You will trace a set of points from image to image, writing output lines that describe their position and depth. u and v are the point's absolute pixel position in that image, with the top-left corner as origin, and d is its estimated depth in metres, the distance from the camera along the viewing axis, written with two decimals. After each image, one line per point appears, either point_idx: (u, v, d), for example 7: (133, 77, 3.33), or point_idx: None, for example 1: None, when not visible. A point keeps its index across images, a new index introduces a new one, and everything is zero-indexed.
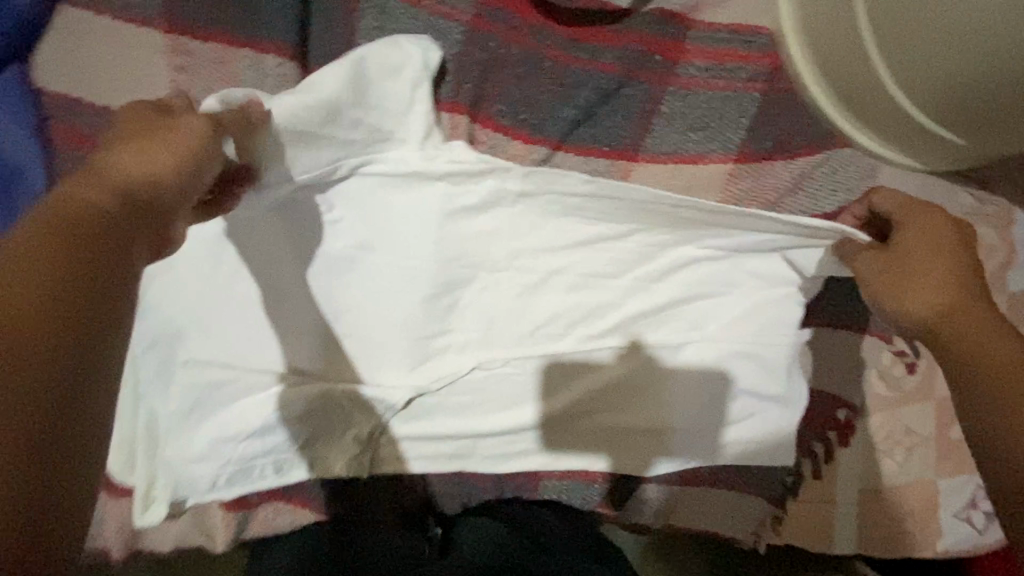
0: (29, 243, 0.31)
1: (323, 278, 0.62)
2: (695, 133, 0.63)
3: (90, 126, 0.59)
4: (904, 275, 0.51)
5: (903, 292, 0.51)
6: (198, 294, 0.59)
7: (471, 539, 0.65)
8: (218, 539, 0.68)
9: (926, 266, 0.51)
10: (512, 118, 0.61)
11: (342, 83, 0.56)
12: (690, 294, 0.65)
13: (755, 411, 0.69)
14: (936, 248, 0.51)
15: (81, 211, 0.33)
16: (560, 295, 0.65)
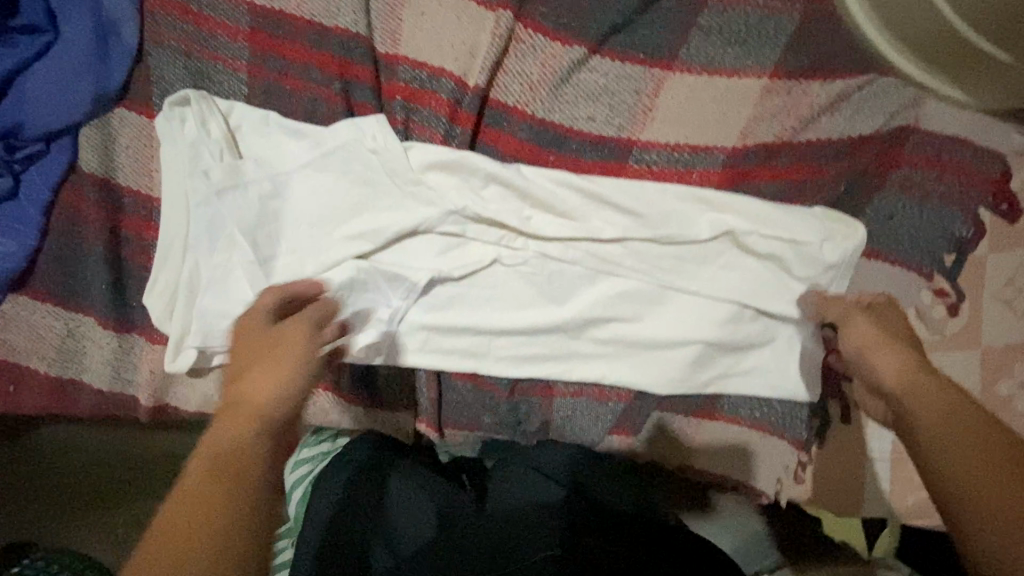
0: (185, 520, 0.37)
1: (358, 173, 0.63)
2: (732, 48, 0.65)
3: None
4: (882, 347, 0.53)
5: (876, 366, 0.52)
6: (251, 156, 0.62)
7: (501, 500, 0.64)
8: None
9: (896, 343, 0.53)
10: (554, 21, 0.63)
11: (324, 176, 0.63)
12: (715, 208, 0.65)
13: (779, 330, 0.68)
14: (881, 337, 0.54)
15: (210, 467, 0.39)
16: (584, 220, 0.65)
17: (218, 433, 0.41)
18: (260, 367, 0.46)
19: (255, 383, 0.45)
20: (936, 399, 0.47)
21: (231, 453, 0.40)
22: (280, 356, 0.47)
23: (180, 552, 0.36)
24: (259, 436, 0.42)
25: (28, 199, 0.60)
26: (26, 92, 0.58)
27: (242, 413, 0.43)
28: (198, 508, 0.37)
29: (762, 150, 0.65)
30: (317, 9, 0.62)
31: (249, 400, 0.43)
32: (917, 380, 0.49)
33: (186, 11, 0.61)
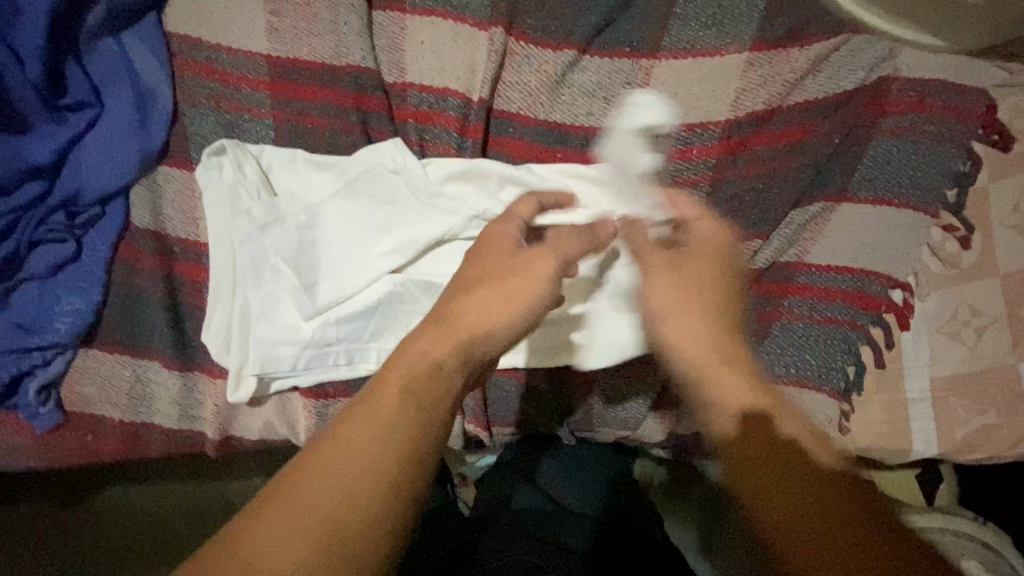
0: (397, 429, 0.40)
1: (386, 192, 0.68)
2: (709, 30, 0.70)
3: (202, 58, 0.68)
4: (685, 311, 0.58)
5: (668, 335, 0.58)
6: (287, 193, 0.68)
7: (522, 497, 0.76)
8: (302, 431, 0.71)
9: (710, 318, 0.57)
10: (542, 30, 0.69)
11: (354, 199, 0.67)
12: (718, 179, 0.70)
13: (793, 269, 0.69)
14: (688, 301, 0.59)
15: (423, 377, 0.43)
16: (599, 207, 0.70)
17: (427, 344, 0.46)
18: (493, 294, 0.50)
19: (471, 306, 0.49)
20: (816, 442, 0.49)
21: (433, 371, 0.44)
22: (511, 289, 0.51)
23: (391, 455, 0.39)
24: (451, 354, 0.46)
25: (90, 258, 0.65)
26: (77, 161, 0.64)
27: (452, 334, 0.47)
28: (403, 424, 0.40)
29: (754, 119, 0.69)
30: (328, 53, 0.68)
31: (470, 322, 0.48)
32: (700, 352, 0.56)
33: (214, 72, 0.68)
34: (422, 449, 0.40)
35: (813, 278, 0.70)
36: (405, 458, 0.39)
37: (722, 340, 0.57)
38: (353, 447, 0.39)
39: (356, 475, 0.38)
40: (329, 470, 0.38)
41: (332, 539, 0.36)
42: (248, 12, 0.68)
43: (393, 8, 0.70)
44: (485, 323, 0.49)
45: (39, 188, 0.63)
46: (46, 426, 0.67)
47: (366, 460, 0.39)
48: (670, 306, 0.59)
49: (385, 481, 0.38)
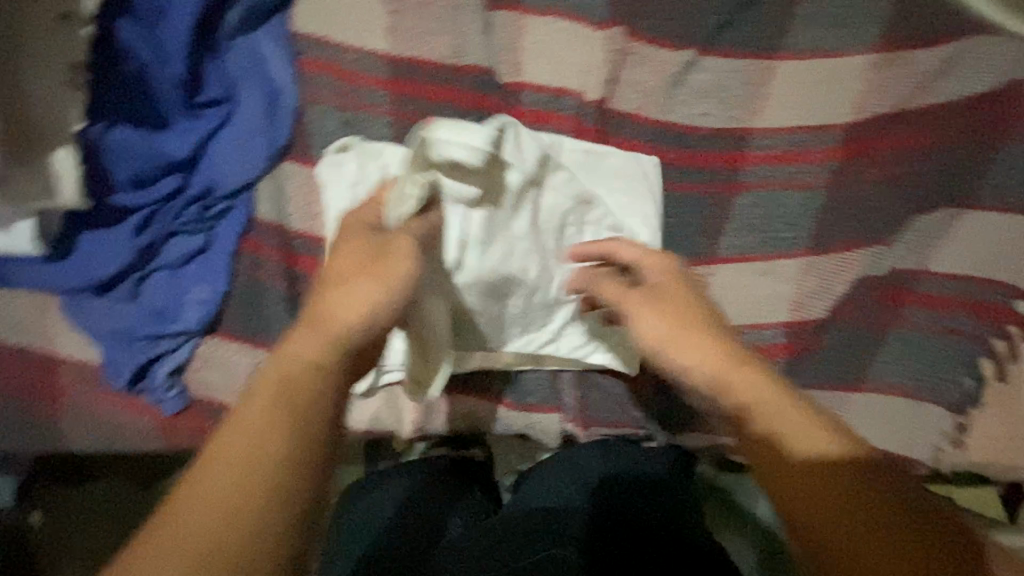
0: (280, 427, 0.36)
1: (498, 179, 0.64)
2: (832, 31, 0.68)
3: (324, 56, 0.68)
4: (678, 329, 0.50)
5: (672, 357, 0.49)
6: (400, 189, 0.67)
7: (538, 495, 0.62)
8: (408, 422, 0.75)
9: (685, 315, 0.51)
10: (660, 31, 0.68)
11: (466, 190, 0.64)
12: (833, 183, 0.69)
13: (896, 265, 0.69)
14: (672, 311, 0.51)
15: (302, 379, 0.39)
16: (711, 209, 0.70)
17: (297, 344, 0.42)
18: (368, 282, 0.46)
19: (352, 301, 0.45)
20: (804, 427, 0.41)
21: (305, 364, 0.40)
22: (386, 273, 0.48)
23: (259, 451, 0.35)
24: (331, 348, 0.42)
25: (219, 251, 0.68)
26: (211, 157, 0.66)
27: (323, 329, 0.43)
28: (280, 418, 0.37)
29: (876, 122, 0.68)
30: (447, 53, 0.69)
31: (339, 313, 0.45)
32: (721, 373, 0.46)
33: (335, 70, 0.69)
34: (316, 439, 0.37)
35: (933, 286, 0.69)
36: (287, 457, 0.35)
37: (737, 353, 0.47)
38: (224, 465, 0.35)
39: (231, 477, 0.34)
40: (203, 477, 0.34)
41: (214, 548, 0.32)
42: (368, 12, 0.69)
43: (510, 6, 0.69)
44: (355, 308, 0.45)
45: (175, 183, 0.65)
46: (171, 410, 0.70)
47: (241, 468, 0.35)
48: (669, 327, 0.50)
49: (268, 480, 0.34)
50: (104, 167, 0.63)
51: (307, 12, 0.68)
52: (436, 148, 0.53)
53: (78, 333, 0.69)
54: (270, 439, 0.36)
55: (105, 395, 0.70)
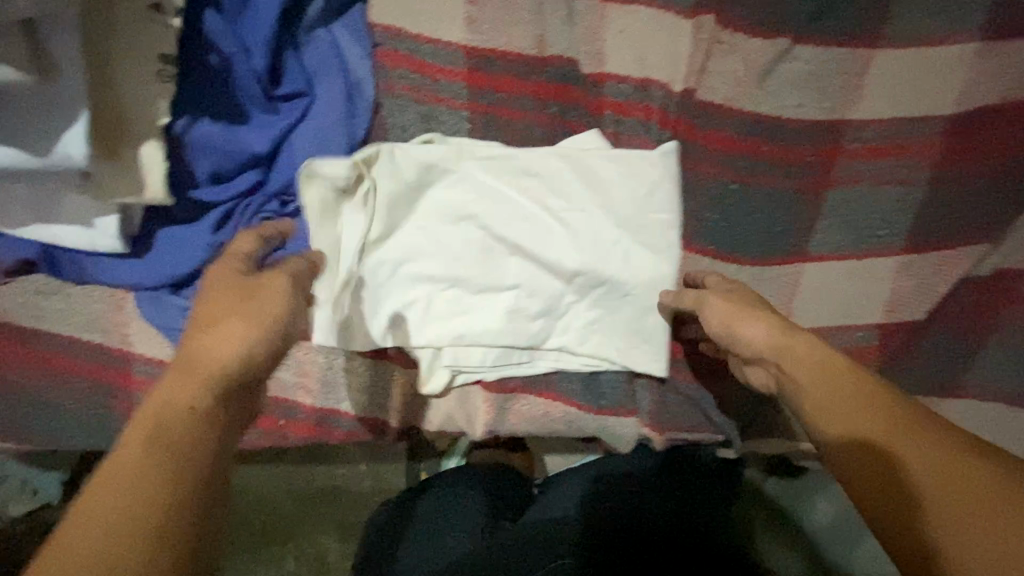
0: (127, 486, 0.35)
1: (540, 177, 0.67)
2: (937, 17, 0.64)
3: (402, 48, 0.67)
4: (746, 316, 0.54)
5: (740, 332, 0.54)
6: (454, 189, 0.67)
7: (557, 508, 0.69)
8: (479, 424, 0.72)
9: (752, 311, 0.54)
10: (753, 19, 0.64)
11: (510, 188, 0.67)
12: (933, 179, 0.65)
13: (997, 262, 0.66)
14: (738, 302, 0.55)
15: (173, 423, 0.38)
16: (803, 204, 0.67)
17: (168, 388, 0.40)
18: (237, 319, 0.44)
19: (212, 337, 0.43)
20: (851, 411, 0.46)
21: (175, 410, 0.39)
22: (255, 307, 0.45)
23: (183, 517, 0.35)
24: (202, 391, 0.41)
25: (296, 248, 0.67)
26: (290, 151, 0.65)
27: (196, 370, 0.41)
28: (150, 475, 0.36)
29: (982, 113, 0.65)
30: (527, 43, 0.67)
31: (222, 347, 0.43)
32: (784, 342, 0.51)
33: (412, 62, 0.67)
34: (190, 497, 0.36)
35: None
36: (183, 514, 0.35)
37: (791, 326, 0.53)
38: (109, 514, 0.34)
39: (114, 532, 0.33)
40: (94, 539, 0.33)
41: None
42: (446, 1, 0.67)
43: None
44: (247, 339, 0.44)
45: (255, 178, 0.65)
46: None
47: (157, 528, 0.34)
48: (733, 308, 0.55)
49: (150, 540, 0.34)
50: (186, 162, 0.62)
51: (385, 2, 0.66)
52: (301, 179, 0.63)
53: (153, 330, 0.68)
54: (149, 499, 0.35)
55: None
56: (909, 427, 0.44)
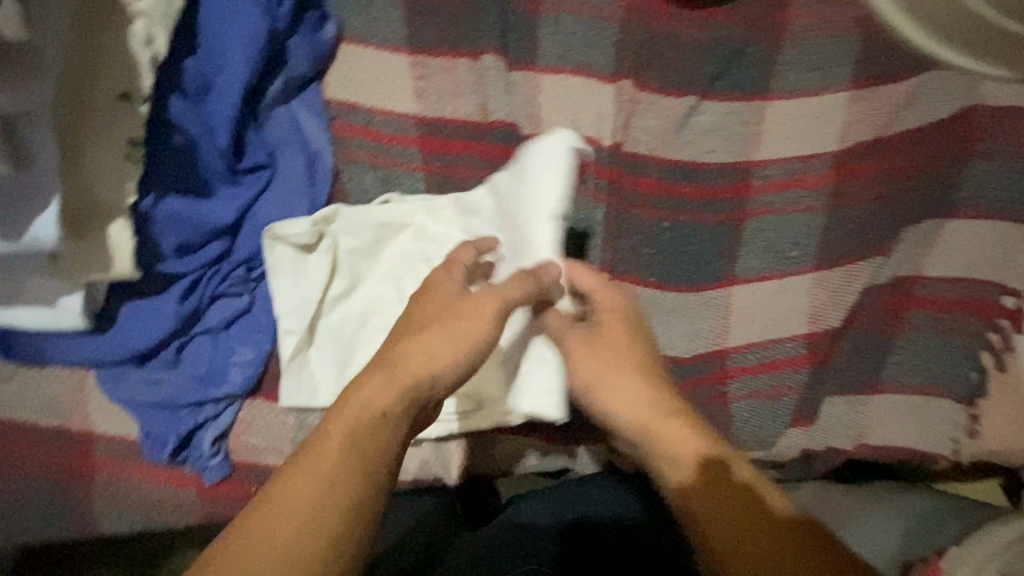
0: (333, 473, 0.43)
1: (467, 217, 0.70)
2: (811, 74, 0.77)
3: (358, 120, 0.73)
4: (608, 378, 0.58)
5: (605, 401, 0.58)
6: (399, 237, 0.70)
7: (536, 511, 0.68)
8: (455, 467, 0.74)
9: (612, 375, 0.58)
10: (663, 83, 0.76)
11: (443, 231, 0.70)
12: (828, 205, 0.76)
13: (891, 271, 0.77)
14: (604, 357, 0.59)
15: (367, 425, 0.46)
16: (726, 234, 0.76)
17: (376, 388, 0.48)
18: (442, 334, 0.52)
19: (425, 344, 0.51)
20: (732, 502, 0.49)
21: (374, 416, 0.47)
22: (467, 329, 0.53)
23: (360, 515, 0.42)
24: (396, 397, 0.48)
25: (262, 311, 0.69)
26: (255, 219, 0.69)
27: (399, 379, 0.49)
28: (343, 474, 0.43)
29: (860, 148, 0.77)
30: (472, 111, 0.75)
31: (420, 359, 0.51)
32: (646, 423, 0.55)
33: (368, 131, 0.73)
34: (367, 502, 0.43)
35: (930, 288, 0.76)
36: (361, 511, 0.43)
37: (658, 399, 0.56)
38: (303, 493, 0.42)
39: (312, 514, 0.41)
40: (293, 510, 0.41)
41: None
42: (396, 78, 0.74)
43: (527, 67, 0.76)
44: (454, 354, 0.52)
45: (221, 247, 0.67)
46: (212, 479, 0.68)
47: (338, 520, 0.41)
48: (603, 372, 0.59)
49: (333, 527, 0.41)
50: (151, 237, 0.65)
51: (341, 82, 0.73)
52: (264, 241, 0.67)
53: (116, 407, 0.67)
54: (344, 490, 0.43)
55: (145, 469, 0.67)
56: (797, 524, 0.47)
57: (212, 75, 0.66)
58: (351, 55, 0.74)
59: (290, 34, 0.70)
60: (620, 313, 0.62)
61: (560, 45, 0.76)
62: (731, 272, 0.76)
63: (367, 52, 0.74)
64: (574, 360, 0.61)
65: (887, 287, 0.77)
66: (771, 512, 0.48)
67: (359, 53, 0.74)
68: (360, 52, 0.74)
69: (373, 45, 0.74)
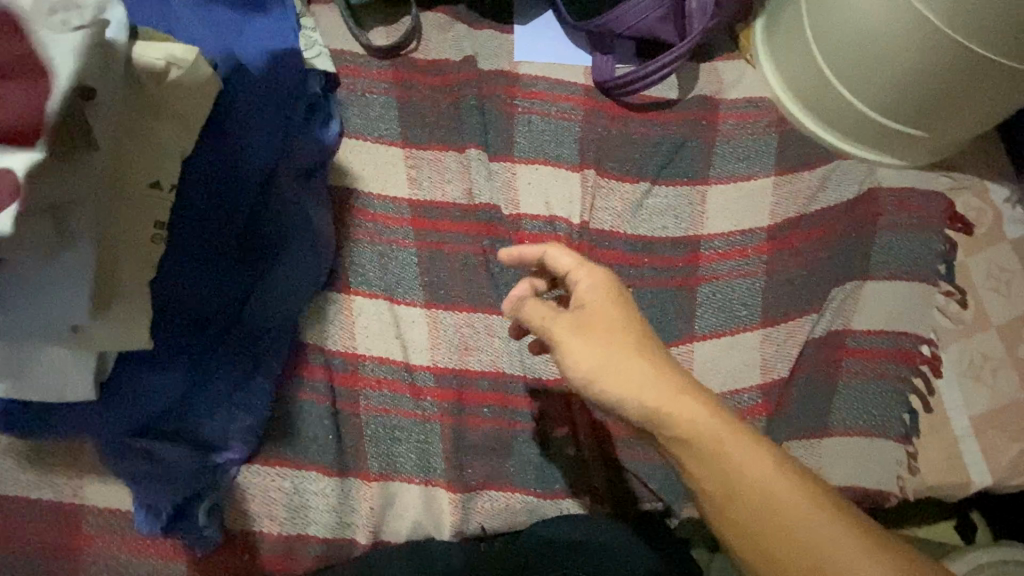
0: None
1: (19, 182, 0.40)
2: (742, 163, 0.93)
3: (356, 203, 0.82)
4: (614, 359, 0.60)
5: (612, 386, 0.59)
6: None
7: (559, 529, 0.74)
8: (446, 527, 0.76)
9: (624, 350, 0.60)
10: (620, 171, 0.90)
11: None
12: (766, 269, 0.89)
13: (826, 326, 0.88)
14: (606, 333, 0.61)
15: None
16: (683, 296, 0.87)
17: None
18: None
19: None
20: (758, 459, 0.56)
21: None
22: None
23: None
24: None
25: (263, 377, 0.72)
26: (260, 289, 0.74)
27: None
28: None
29: (788, 223, 0.91)
30: (459, 195, 0.85)
31: None
32: (656, 403, 0.58)
33: (366, 213, 0.82)
34: None
35: (861, 340, 0.87)
36: None
37: (671, 383, 0.59)
38: None
39: None
40: None
41: None
42: (391, 169, 0.85)
43: (506, 158, 0.88)
44: None
45: (229, 319, 0.73)
46: (206, 548, 0.69)
47: None
48: (604, 353, 0.60)
49: None
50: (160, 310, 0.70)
51: (342, 172, 0.83)
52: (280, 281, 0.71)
53: (111, 479, 0.69)
54: None
55: (139, 543, 0.68)
56: (797, 467, 0.56)
57: (231, 167, 0.73)
58: (351, 150, 0.85)
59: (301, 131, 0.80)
60: (608, 295, 0.63)
61: (533, 140, 0.90)
62: (690, 329, 0.86)
63: (366, 147, 0.85)
64: (574, 350, 0.61)
65: (823, 338, 0.88)
66: (782, 460, 0.56)
67: (359, 148, 0.85)
68: (360, 146, 0.85)
69: (374, 141, 0.85)
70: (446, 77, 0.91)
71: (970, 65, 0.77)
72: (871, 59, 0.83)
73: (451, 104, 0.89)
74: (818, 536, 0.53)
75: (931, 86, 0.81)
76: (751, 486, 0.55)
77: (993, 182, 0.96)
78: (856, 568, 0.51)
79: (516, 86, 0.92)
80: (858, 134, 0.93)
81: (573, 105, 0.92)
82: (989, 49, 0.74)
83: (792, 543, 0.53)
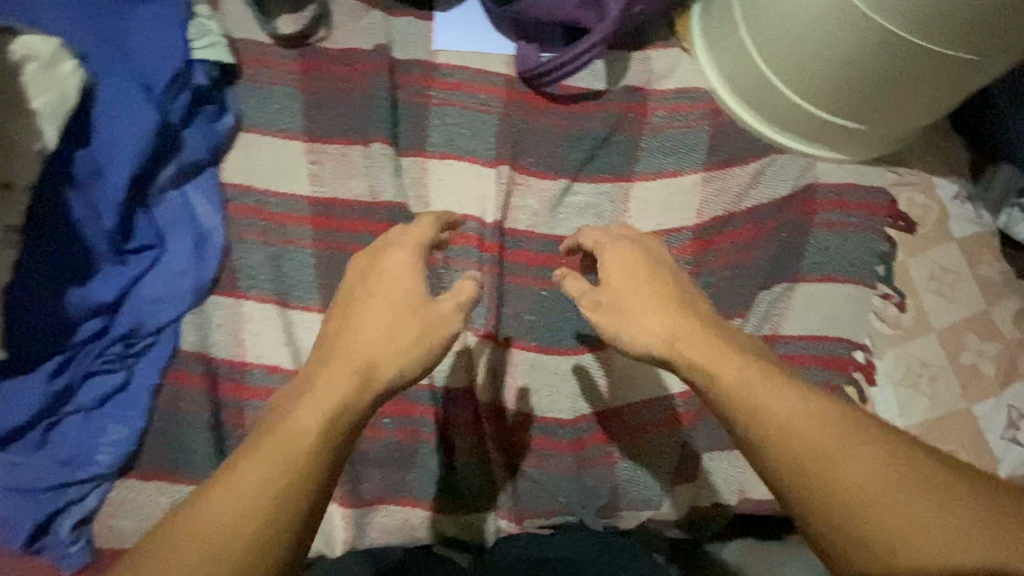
0: None
1: None
2: (671, 158, 0.87)
3: (250, 201, 0.78)
4: (646, 301, 0.65)
5: (638, 323, 0.64)
6: None
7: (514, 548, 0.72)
8: (337, 544, 0.74)
9: (647, 293, 0.66)
10: (540, 167, 0.85)
11: None
12: (694, 271, 0.84)
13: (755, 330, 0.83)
14: (641, 285, 0.67)
15: None
16: None
17: None
18: None
19: None
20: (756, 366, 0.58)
21: None
22: None
23: None
24: None
25: (138, 387, 0.69)
26: (136, 295, 0.70)
27: None
28: None
29: (717, 221, 0.86)
30: (363, 192, 0.81)
31: None
32: (669, 331, 0.63)
33: (260, 212, 0.78)
34: None
35: (790, 346, 0.83)
36: None
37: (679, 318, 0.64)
38: None
39: None
40: None
41: None
42: (290, 165, 0.80)
43: (417, 153, 0.84)
44: None
45: (100, 324, 0.69)
46: (71, 568, 0.65)
47: None
48: (633, 297, 0.66)
49: None
50: (19, 317, 0.66)
51: (235, 168, 0.78)
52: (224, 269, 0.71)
53: None
54: None
55: None
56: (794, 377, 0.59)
57: (104, 165, 0.70)
58: (246, 144, 0.80)
59: (185, 124, 0.76)
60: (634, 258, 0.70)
61: (448, 133, 0.85)
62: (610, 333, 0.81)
63: (264, 141, 0.80)
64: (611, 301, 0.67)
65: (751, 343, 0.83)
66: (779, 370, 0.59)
67: (255, 142, 0.80)
68: (256, 140, 0.80)
69: (272, 134, 0.80)
70: (356, 66, 0.85)
71: (903, 54, 0.71)
72: (800, 48, 0.77)
73: (360, 95, 0.84)
74: (828, 431, 0.53)
75: (864, 77, 0.76)
76: (756, 388, 0.56)
77: (942, 178, 0.90)
78: (860, 458, 0.51)
79: (432, 76, 0.87)
80: (793, 129, 0.88)
81: (493, 97, 0.87)
82: (929, 40, 0.68)
83: (802, 439, 0.53)
